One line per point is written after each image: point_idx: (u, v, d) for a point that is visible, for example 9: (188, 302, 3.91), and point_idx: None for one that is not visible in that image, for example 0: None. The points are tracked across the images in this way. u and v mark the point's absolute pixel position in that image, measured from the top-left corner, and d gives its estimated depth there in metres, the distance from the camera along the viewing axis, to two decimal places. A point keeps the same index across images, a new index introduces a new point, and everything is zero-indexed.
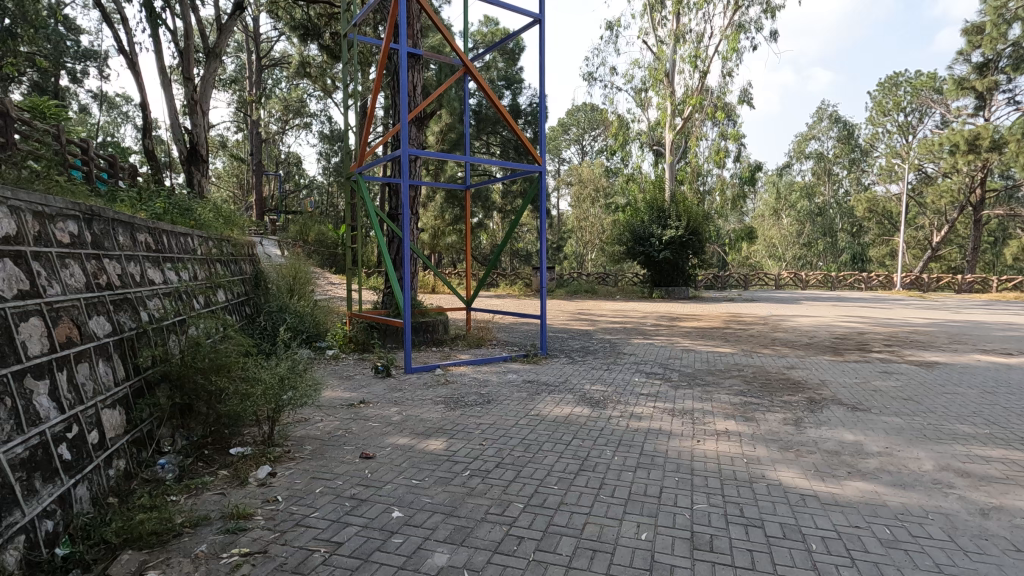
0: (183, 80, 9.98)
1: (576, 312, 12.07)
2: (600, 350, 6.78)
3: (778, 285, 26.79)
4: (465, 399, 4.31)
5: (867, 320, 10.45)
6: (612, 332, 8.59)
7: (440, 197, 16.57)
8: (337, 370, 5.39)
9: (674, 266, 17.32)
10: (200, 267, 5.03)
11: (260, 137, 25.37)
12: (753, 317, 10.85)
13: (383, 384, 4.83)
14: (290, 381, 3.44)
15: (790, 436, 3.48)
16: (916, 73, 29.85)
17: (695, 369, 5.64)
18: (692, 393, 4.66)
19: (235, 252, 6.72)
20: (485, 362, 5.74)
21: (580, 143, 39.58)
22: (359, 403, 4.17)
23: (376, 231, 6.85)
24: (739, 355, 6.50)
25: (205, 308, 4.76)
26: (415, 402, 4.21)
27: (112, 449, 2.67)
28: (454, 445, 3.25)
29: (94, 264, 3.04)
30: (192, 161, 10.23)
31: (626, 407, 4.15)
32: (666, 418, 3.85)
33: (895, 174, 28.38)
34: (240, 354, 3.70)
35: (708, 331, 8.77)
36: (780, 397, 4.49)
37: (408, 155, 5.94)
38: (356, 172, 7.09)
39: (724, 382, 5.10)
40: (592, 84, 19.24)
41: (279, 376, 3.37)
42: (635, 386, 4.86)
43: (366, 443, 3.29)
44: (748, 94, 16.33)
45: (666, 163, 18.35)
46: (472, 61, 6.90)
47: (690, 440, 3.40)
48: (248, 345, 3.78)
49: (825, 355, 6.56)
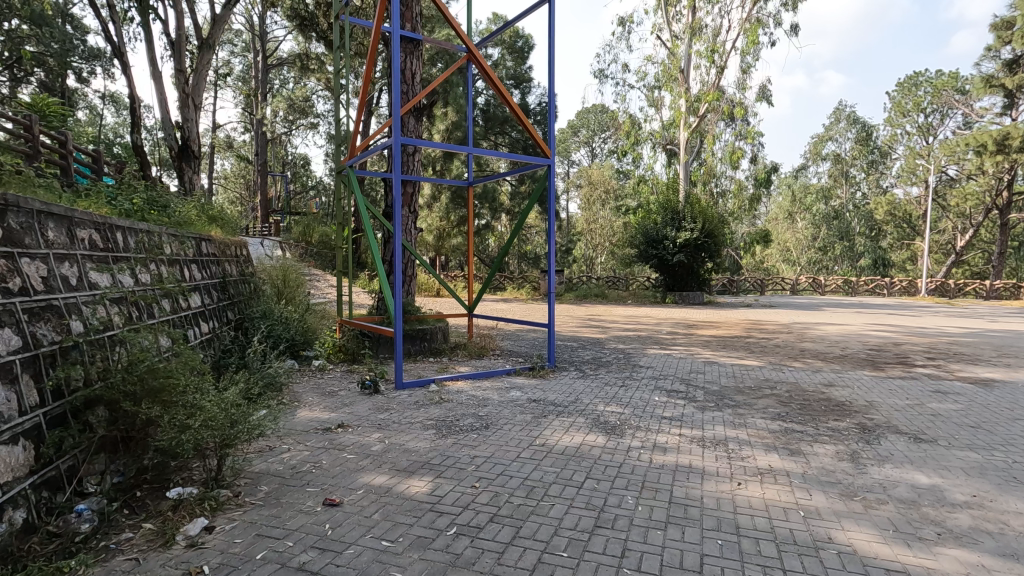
0: (174, 72, 9.49)
1: (586, 318, 11.43)
2: (613, 362, 6.17)
3: (796, 290, 25.93)
4: (459, 423, 3.72)
5: (899, 329, 9.70)
6: (625, 341, 7.96)
7: (445, 198, 15.99)
8: (319, 384, 4.83)
9: (689, 270, 16.71)
10: (163, 269, 4.47)
11: (265, 138, 24.88)
12: (775, 324, 10.14)
13: (368, 403, 4.26)
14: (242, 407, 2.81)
15: (850, 478, 2.86)
16: (937, 73, 29.04)
17: (722, 387, 5.00)
18: (722, 416, 4.04)
19: (218, 253, 6.22)
20: (486, 376, 5.15)
21: (589, 145, 38.94)
22: (336, 428, 3.60)
23: (366, 227, 6.19)
24: (769, 369, 5.85)
25: (167, 314, 4.22)
26: (401, 427, 3.62)
27: (6, 497, 2.11)
28: (441, 488, 2.66)
29: (3, 264, 2.49)
30: (183, 158, 9.64)
31: (647, 435, 3.53)
32: (695, 450, 3.25)
33: (917, 176, 27.53)
34: (191, 371, 3.11)
35: (729, 341, 8.11)
36: (826, 423, 3.86)
37: (399, 143, 5.37)
38: (347, 165, 6.48)
39: (756, 402, 4.46)
40: (603, 81, 18.67)
41: (230, 403, 2.75)
42: (656, 406, 4.26)
43: (334, 483, 2.71)
44: (767, 91, 15.59)
45: (681, 163, 17.75)
46: (477, 47, 6.29)
47: (730, 482, 2.78)
48: (200, 364, 3.18)
49: (864, 370, 5.90)
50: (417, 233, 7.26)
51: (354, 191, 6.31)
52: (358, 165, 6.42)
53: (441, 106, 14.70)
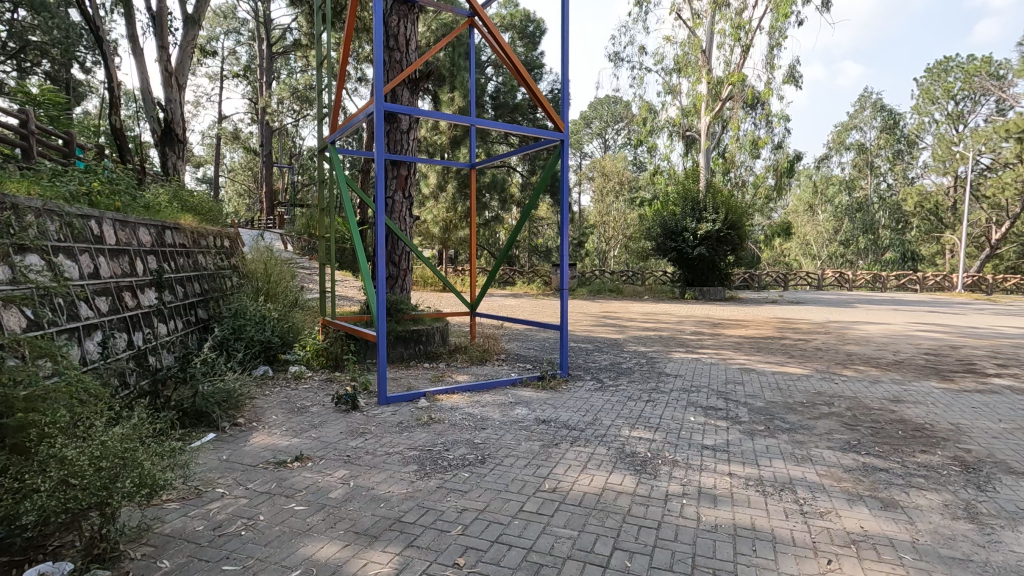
0: (156, 49, 8.75)
1: (602, 315, 10.63)
2: (635, 368, 5.38)
3: (820, 284, 24.82)
4: (447, 456, 2.94)
5: (949, 329, 8.73)
6: (646, 343, 7.12)
7: (452, 187, 15.16)
8: (290, 398, 4.07)
9: (709, 264, 15.80)
10: (99, 261, 3.73)
11: (270, 129, 24.14)
12: (809, 324, 9.24)
13: (341, 424, 3.50)
14: (135, 452, 1.93)
15: (988, 554, 2.04)
16: (969, 57, 27.77)
17: (769, 402, 4.19)
18: (778, 445, 3.23)
19: (187, 241, 5.47)
20: (487, 387, 4.38)
21: (602, 137, 38.03)
22: (293, 461, 2.86)
23: (348, 213, 5.28)
24: (819, 380, 4.98)
25: (101, 315, 3.50)
26: (374, 461, 2.85)
27: None
28: (409, 569, 1.88)
29: None
30: (166, 141, 8.84)
31: (689, 475, 2.75)
32: (757, 501, 2.46)
33: (949, 166, 26.27)
34: (84, 397, 2.25)
35: (762, 342, 7.28)
36: (912, 458, 3.04)
37: (381, 111, 4.55)
38: (328, 142, 5.66)
39: (815, 425, 3.62)
40: (618, 65, 17.79)
41: (121, 446, 1.89)
42: (694, 431, 3.45)
43: (262, 559, 1.94)
44: (796, 71, 14.53)
45: (702, 151, 16.80)
46: (479, 4, 5.41)
47: (818, 561, 1.98)
48: (97, 388, 2.36)
49: (931, 381, 5.02)
50: (411, 221, 6.47)
51: (335, 170, 5.51)
52: (340, 141, 5.58)
53: (447, 90, 13.82)
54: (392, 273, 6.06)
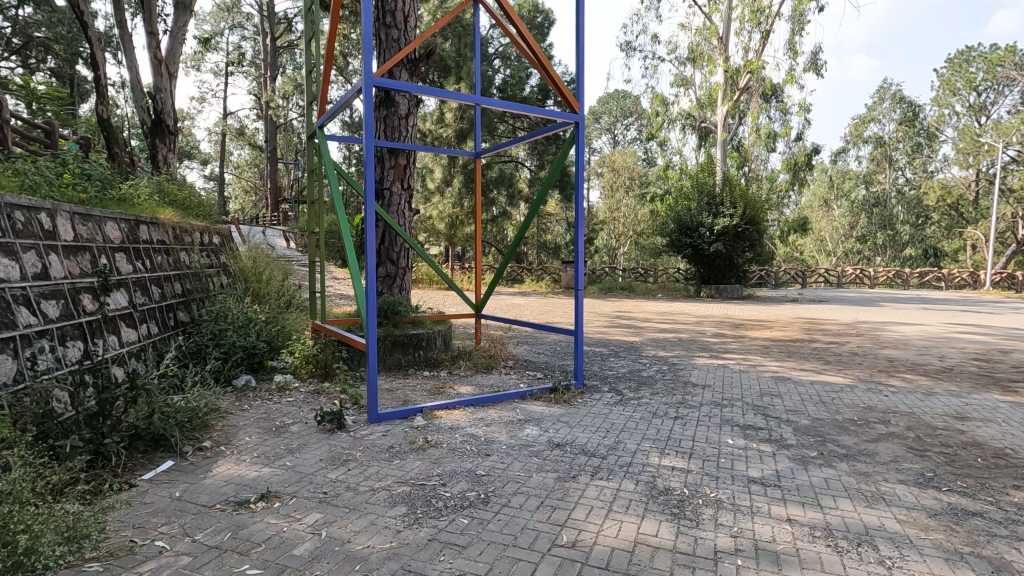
0: (145, 35, 8.31)
1: (614, 316, 10.04)
2: (658, 378, 4.85)
3: (840, 281, 24.06)
4: (444, 493, 2.44)
5: (991, 330, 8.10)
6: (666, 347, 6.56)
7: (458, 182, 14.60)
8: (271, 414, 3.58)
9: (726, 261, 15.20)
10: (51, 259, 3.26)
11: (274, 126, 23.66)
12: (838, 325, 8.64)
13: (322, 448, 3.00)
14: None
15: None
16: (992, 47, 26.88)
17: (816, 419, 3.66)
18: (841, 478, 2.69)
19: (165, 235, 4.98)
20: (493, 402, 3.88)
21: (611, 132, 37.28)
22: (258, 501, 2.35)
23: (338, 205, 4.77)
24: (865, 391, 4.43)
25: (47, 322, 3.04)
26: (356, 501, 2.36)
27: None
28: None
29: None
30: (156, 133, 8.38)
31: (739, 523, 2.22)
32: (833, 561, 1.94)
33: (972, 159, 25.41)
34: None
35: (791, 346, 6.70)
36: (1007, 497, 2.50)
37: (371, 87, 4.01)
38: (317, 127, 5.15)
39: (876, 450, 3.09)
40: (630, 54, 17.22)
41: None
42: (735, 458, 2.94)
43: None
44: (818, 57, 13.85)
45: (718, 143, 16.11)
46: None
47: None
48: None
49: (993, 392, 4.45)
50: (411, 215, 5.96)
51: (324, 158, 5.02)
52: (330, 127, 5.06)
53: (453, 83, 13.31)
54: (390, 271, 5.57)
